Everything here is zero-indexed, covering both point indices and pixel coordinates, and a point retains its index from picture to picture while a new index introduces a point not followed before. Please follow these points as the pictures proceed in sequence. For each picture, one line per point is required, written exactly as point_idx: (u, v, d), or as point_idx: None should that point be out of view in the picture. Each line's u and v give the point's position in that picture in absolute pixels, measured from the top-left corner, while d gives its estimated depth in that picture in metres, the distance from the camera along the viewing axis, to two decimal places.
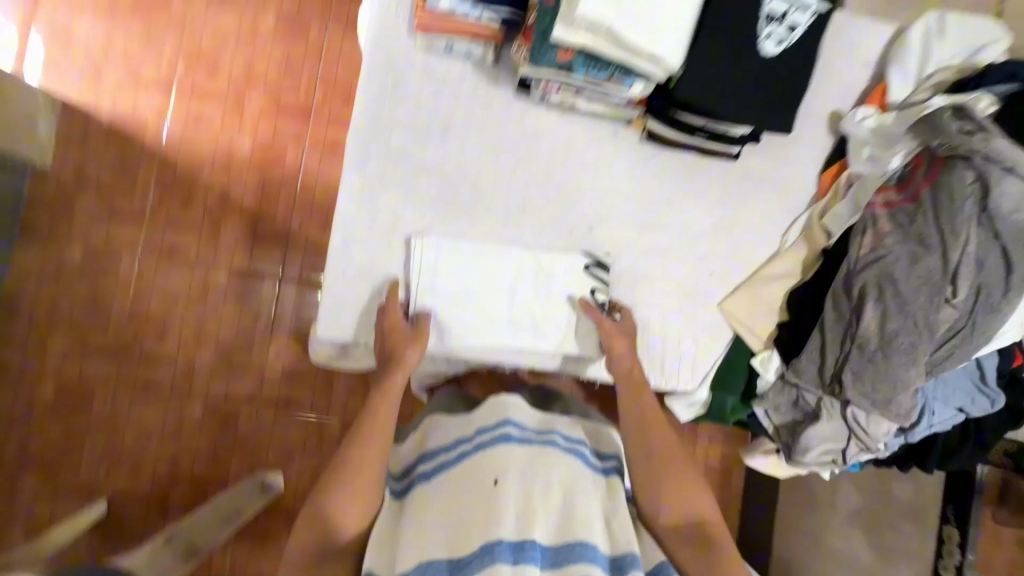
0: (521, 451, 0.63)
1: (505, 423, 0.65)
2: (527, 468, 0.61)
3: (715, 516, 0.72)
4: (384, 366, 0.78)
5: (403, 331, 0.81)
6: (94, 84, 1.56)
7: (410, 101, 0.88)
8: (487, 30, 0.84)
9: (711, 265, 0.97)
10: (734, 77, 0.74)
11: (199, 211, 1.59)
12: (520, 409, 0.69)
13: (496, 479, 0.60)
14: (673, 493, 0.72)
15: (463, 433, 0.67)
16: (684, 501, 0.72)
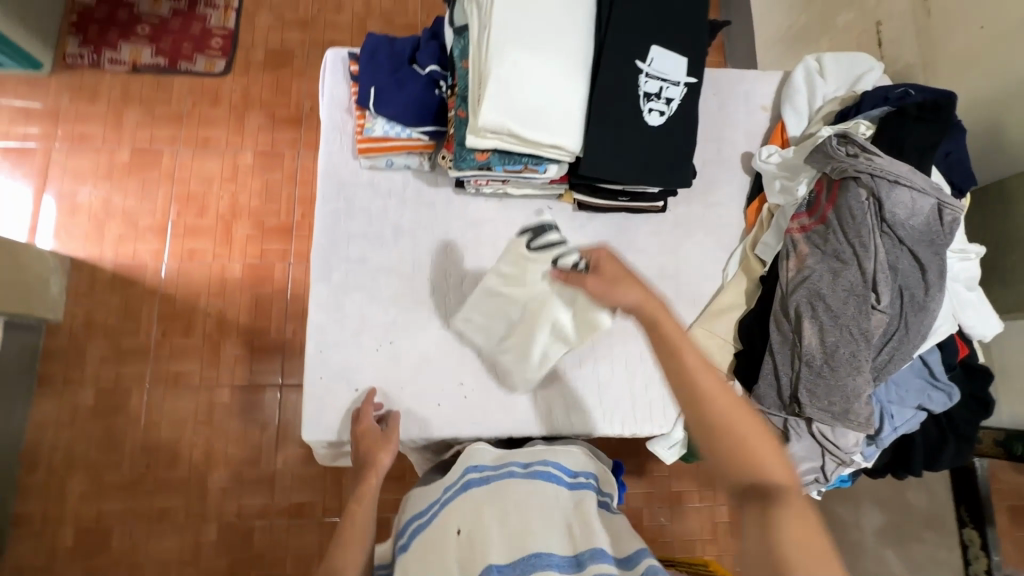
0: (478, 493, 0.78)
1: (467, 470, 0.82)
2: (490, 502, 0.76)
3: (786, 479, 0.58)
4: (359, 464, 0.86)
5: (374, 433, 0.88)
6: (98, 239, 1.73)
7: (363, 215, 1.00)
8: (419, 143, 0.98)
9: (663, 309, 1.04)
10: (630, 148, 0.85)
11: (200, 336, 1.70)
12: (485, 455, 0.84)
13: (458, 527, 0.74)
14: (733, 451, 0.60)
15: (434, 495, 0.82)
16: (745, 461, 0.59)
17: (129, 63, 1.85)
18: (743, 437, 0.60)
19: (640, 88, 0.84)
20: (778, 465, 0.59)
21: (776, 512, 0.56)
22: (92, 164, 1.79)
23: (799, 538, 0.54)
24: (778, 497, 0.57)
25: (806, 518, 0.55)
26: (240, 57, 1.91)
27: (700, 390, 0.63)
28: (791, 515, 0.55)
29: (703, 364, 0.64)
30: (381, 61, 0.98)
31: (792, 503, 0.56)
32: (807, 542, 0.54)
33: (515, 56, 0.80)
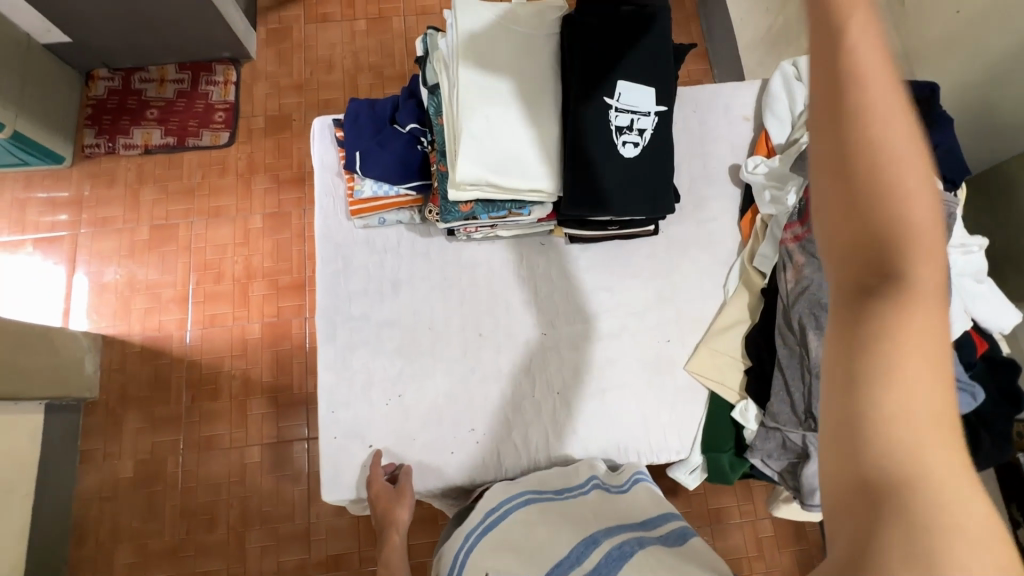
0: (506, 526, 0.81)
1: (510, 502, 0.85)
2: (519, 529, 0.80)
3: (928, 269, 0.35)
4: (379, 522, 0.88)
5: (387, 491, 0.89)
6: (126, 315, 1.82)
7: (361, 273, 1.04)
8: (407, 198, 1.01)
9: (668, 331, 1.03)
10: (607, 182, 0.86)
11: (228, 398, 1.75)
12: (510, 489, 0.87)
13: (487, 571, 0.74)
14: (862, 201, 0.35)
15: (454, 552, 0.80)
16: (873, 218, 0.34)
17: (141, 146, 1.96)
18: (897, 207, 0.34)
19: (611, 122, 0.86)
20: (940, 255, 0.35)
21: (901, 335, 0.35)
22: (115, 244, 1.89)
23: (924, 377, 0.35)
24: (914, 307, 0.34)
25: (939, 344, 0.35)
26: (243, 126, 2.01)
27: (852, 115, 0.34)
28: (919, 335, 0.35)
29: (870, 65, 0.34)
30: (364, 124, 1.02)
31: (934, 318, 0.35)
32: (926, 379, 0.35)
33: (486, 111, 0.83)
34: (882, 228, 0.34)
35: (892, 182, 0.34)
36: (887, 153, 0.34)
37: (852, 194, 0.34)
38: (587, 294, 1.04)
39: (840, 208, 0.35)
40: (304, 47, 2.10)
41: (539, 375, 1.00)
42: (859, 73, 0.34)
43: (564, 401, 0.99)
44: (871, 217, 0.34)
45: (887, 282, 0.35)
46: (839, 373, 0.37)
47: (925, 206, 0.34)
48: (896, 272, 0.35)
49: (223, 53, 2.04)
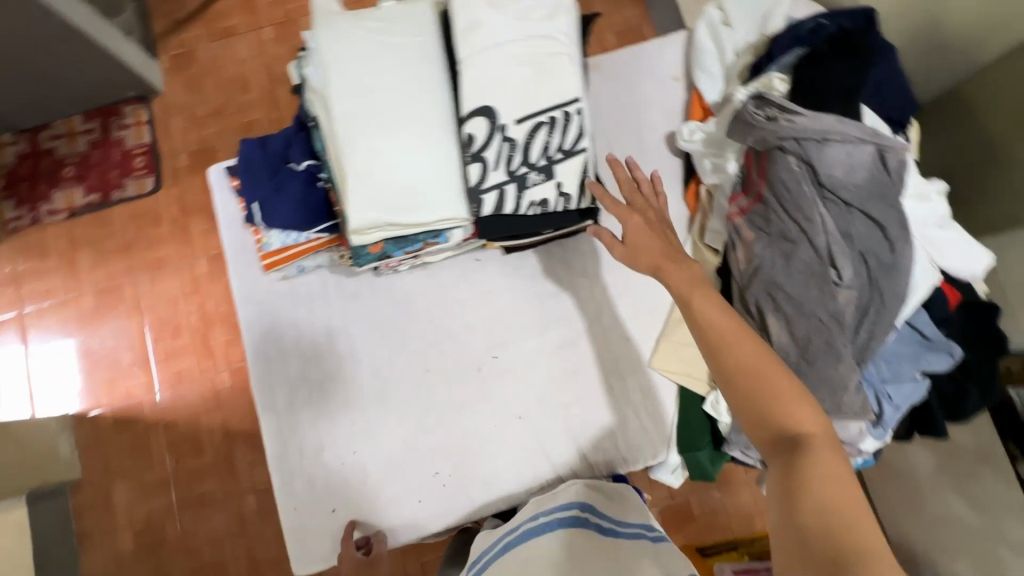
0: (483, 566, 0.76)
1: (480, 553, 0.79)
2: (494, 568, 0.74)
3: (813, 424, 0.59)
4: None
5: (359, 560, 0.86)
6: (91, 388, 1.76)
7: (291, 329, 0.96)
8: (321, 241, 0.93)
9: (625, 329, 0.96)
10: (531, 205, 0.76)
11: (211, 452, 1.71)
12: (485, 541, 0.81)
13: None
14: (756, 387, 0.61)
15: None
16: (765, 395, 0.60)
17: (65, 210, 1.85)
18: (774, 390, 0.61)
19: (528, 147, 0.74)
20: (806, 411, 0.59)
21: (808, 461, 0.55)
22: (61, 317, 1.80)
23: (833, 489, 0.53)
24: (802, 445, 0.57)
25: (837, 466, 0.55)
26: (167, 167, 1.89)
27: (722, 338, 0.65)
28: (817, 462, 0.55)
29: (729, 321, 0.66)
30: (258, 168, 0.92)
31: (822, 451, 0.56)
32: (836, 492, 0.53)
33: (367, 142, 0.73)
34: (760, 397, 0.61)
35: (755, 372, 0.62)
36: (745, 357, 0.63)
37: (733, 382, 0.63)
38: (534, 306, 0.97)
39: (736, 391, 0.63)
40: (213, 68, 1.94)
41: (497, 403, 0.94)
42: (726, 326, 0.66)
43: (528, 425, 0.94)
44: (754, 391, 0.61)
45: (780, 431, 0.59)
46: (774, 492, 0.56)
47: (785, 387, 0.61)
48: (782, 423, 0.59)
49: (128, 92, 1.89)
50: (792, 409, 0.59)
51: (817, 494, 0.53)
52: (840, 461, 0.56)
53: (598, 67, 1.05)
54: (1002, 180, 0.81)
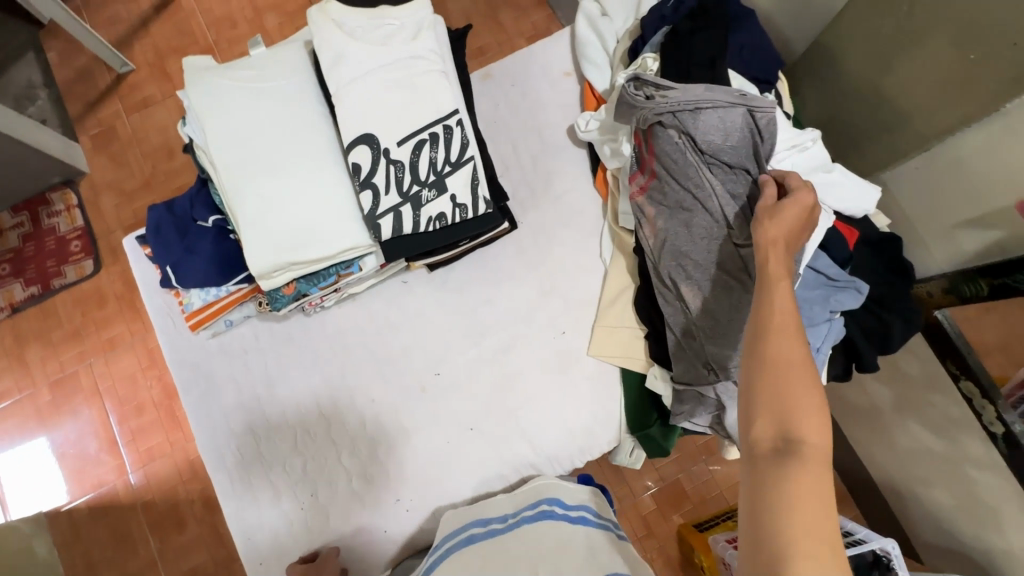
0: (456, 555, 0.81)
1: (446, 538, 0.85)
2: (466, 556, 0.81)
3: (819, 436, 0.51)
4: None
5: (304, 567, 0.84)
6: (61, 483, 1.70)
7: (229, 384, 0.95)
8: (243, 291, 0.93)
9: (560, 323, 0.97)
10: (431, 220, 0.77)
11: (195, 523, 1.67)
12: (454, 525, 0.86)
13: None
14: (768, 380, 0.55)
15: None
16: (775, 391, 0.54)
17: (7, 307, 1.81)
18: (792, 390, 0.53)
19: (414, 164, 0.75)
20: (819, 422, 0.52)
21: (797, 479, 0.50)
22: (18, 417, 1.74)
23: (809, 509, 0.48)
24: (796, 457, 0.51)
25: (823, 488, 0.49)
26: (105, 246, 1.86)
27: (766, 324, 0.58)
28: (806, 477, 0.50)
29: (782, 306, 0.58)
30: (168, 231, 0.92)
31: (817, 467, 0.50)
32: (812, 514, 0.48)
33: (255, 188, 0.73)
34: (772, 397, 0.54)
35: (781, 368, 0.54)
36: (781, 351, 0.55)
37: (756, 369, 0.56)
38: (468, 317, 0.98)
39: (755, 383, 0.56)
40: (136, 141, 1.94)
41: (446, 420, 0.94)
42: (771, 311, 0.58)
43: (480, 435, 0.94)
44: (770, 387, 0.54)
45: (781, 434, 0.52)
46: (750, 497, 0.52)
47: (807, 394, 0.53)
48: (786, 426, 0.52)
49: (53, 179, 1.87)
50: (802, 416, 0.52)
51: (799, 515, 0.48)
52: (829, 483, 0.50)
53: (492, 76, 1.07)
54: (878, 117, 0.84)
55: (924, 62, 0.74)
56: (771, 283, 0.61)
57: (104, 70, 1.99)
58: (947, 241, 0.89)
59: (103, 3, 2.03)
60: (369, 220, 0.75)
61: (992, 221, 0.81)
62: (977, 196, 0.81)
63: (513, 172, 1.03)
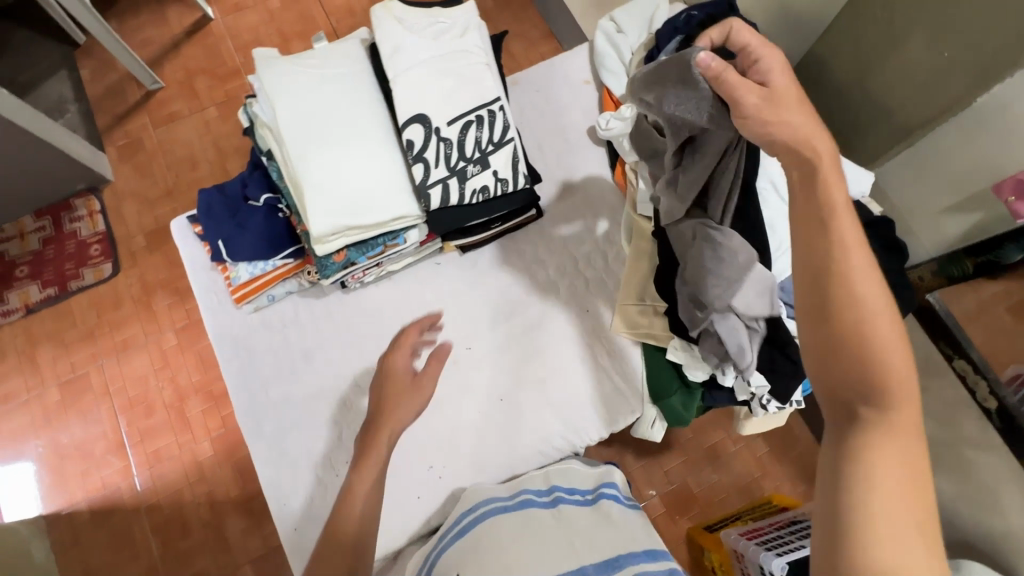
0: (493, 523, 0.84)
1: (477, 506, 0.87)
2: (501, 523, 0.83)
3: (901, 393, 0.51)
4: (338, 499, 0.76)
5: (401, 376, 0.87)
6: (62, 485, 1.67)
7: (268, 356, 1.00)
8: (287, 267, 0.99)
9: (584, 302, 1.04)
10: (476, 193, 0.85)
11: (198, 528, 1.64)
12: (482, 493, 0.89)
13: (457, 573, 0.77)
14: (853, 337, 0.52)
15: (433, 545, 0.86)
16: (857, 349, 0.52)
17: (21, 307, 1.82)
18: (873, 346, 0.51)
19: (461, 141, 0.84)
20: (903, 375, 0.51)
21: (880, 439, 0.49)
22: (24, 417, 1.73)
23: (897, 471, 0.47)
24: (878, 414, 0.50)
25: (902, 445, 0.49)
26: (124, 250, 1.91)
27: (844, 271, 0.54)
28: (887, 435, 0.49)
29: (861, 253, 0.54)
30: (218, 210, 0.99)
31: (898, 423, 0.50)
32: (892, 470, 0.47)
33: (315, 159, 0.81)
34: (856, 353, 0.52)
35: (866, 322, 0.52)
36: (868, 300, 0.53)
37: (838, 321, 0.53)
38: (497, 296, 1.04)
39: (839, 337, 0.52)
40: (161, 152, 2.02)
41: (477, 390, 0.99)
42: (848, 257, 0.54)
43: (510, 406, 0.98)
44: (853, 340, 0.52)
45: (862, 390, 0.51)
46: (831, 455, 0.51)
47: (888, 351, 0.51)
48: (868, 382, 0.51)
49: (78, 185, 1.93)
50: (885, 375, 0.51)
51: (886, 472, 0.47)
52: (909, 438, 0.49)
53: (519, 83, 1.18)
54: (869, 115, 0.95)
55: (905, 62, 0.85)
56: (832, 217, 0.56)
57: (135, 86, 2.10)
58: (934, 228, 0.98)
59: (138, 26, 2.16)
60: (421, 190, 0.83)
61: (971, 206, 0.90)
62: (955, 183, 0.91)
63: (537, 166, 1.12)
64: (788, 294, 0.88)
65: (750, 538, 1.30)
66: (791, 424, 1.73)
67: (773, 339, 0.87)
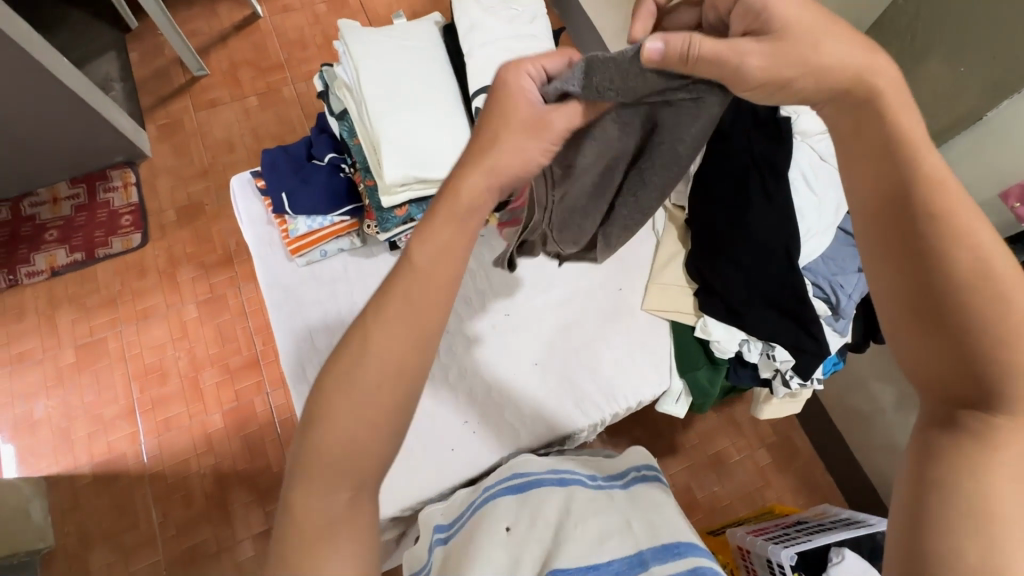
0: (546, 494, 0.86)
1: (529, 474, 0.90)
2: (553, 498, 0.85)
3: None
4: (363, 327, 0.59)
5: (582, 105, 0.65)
6: (68, 448, 1.66)
7: (316, 308, 1.03)
8: (343, 224, 1.05)
9: (618, 281, 1.10)
10: None
11: (201, 500, 1.63)
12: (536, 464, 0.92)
13: (508, 527, 0.81)
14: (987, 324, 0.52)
15: (476, 495, 0.89)
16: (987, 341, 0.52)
17: (46, 270, 1.85)
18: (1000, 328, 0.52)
19: None
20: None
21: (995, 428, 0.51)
22: (38, 376, 1.73)
23: (1008, 470, 0.49)
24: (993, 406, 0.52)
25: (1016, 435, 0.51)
26: (154, 223, 1.95)
27: (965, 245, 0.53)
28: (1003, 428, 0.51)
29: (989, 238, 0.53)
30: (283, 167, 1.05)
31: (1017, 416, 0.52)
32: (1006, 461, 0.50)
33: (390, 116, 0.88)
34: (981, 340, 0.52)
35: (993, 300, 0.52)
36: (1004, 282, 0.52)
37: (962, 301, 0.52)
38: (537, 269, 1.10)
39: (969, 321, 0.52)
40: (200, 134, 2.10)
41: (513, 354, 1.04)
42: (972, 235, 0.53)
43: (544, 371, 1.03)
44: (986, 325, 0.52)
45: (977, 379, 0.52)
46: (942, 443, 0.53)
47: (1010, 337, 0.51)
48: (986, 372, 0.52)
49: (116, 157, 1.99)
50: (1014, 359, 0.51)
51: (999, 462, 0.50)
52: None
53: None
54: None
55: (926, 78, 0.96)
56: (936, 183, 0.54)
57: (180, 71, 2.19)
58: None
59: (189, 17, 2.27)
60: None
61: (979, 213, 0.99)
62: (968, 192, 1.00)
63: None
64: (815, 276, 0.96)
65: (756, 535, 1.33)
66: (793, 438, 1.78)
67: (800, 317, 0.93)
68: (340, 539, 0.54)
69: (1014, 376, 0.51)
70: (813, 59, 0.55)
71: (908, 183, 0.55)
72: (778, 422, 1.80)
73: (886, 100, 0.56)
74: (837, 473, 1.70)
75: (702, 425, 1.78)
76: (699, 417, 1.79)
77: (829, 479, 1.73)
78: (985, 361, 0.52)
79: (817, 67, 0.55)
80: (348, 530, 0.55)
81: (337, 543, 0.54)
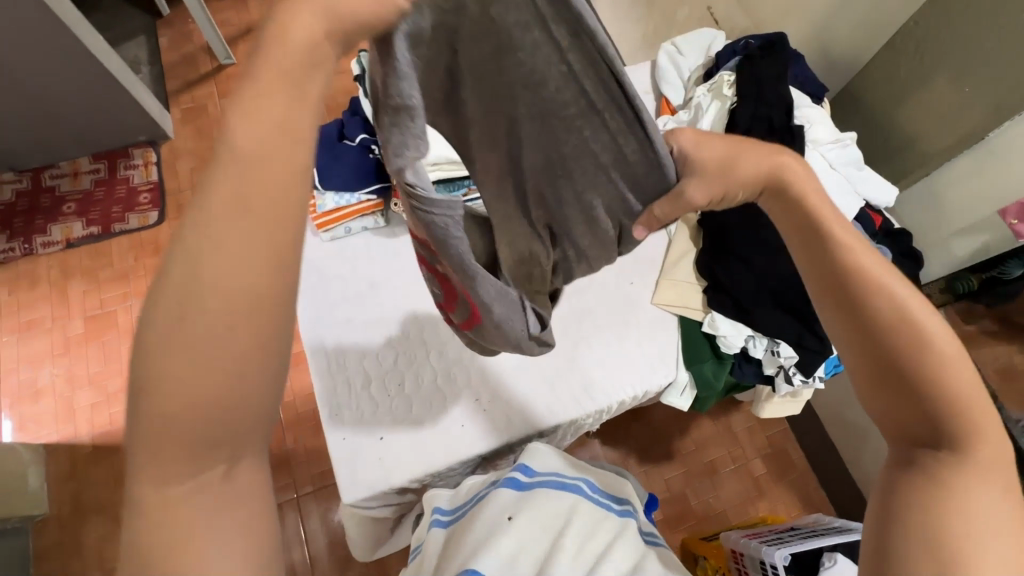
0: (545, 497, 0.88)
1: (527, 470, 0.93)
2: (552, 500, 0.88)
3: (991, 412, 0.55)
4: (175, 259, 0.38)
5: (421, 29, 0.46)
6: (69, 417, 1.67)
7: (336, 281, 1.07)
8: (369, 203, 1.08)
9: (629, 274, 1.13)
10: None
11: None
12: (538, 462, 0.95)
13: (510, 515, 0.84)
14: (929, 367, 0.54)
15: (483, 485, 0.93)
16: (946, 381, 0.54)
17: (62, 241, 1.87)
18: (937, 366, 0.54)
19: None
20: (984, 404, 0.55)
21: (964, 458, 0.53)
22: (46, 345, 1.75)
23: (973, 499, 0.51)
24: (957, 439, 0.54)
25: (987, 466, 0.53)
26: (171, 202, 1.98)
27: (870, 296, 0.58)
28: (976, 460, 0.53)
29: (911, 293, 0.57)
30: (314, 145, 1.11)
31: (989, 454, 0.54)
32: (979, 484, 0.52)
33: None
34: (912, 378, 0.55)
35: (918, 341, 0.55)
36: (932, 330, 0.55)
37: (890, 341, 0.56)
38: None
39: (906, 358, 0.55)
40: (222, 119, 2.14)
41: None
42: (893, 291, 0.57)
43: (552, 354, 1.05)
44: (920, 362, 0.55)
45: (926, 416, 0.55)
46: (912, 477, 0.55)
47: (941, 374, 0.54)
48: (928, 409, 0.55)
49: (139, 136, 2.03)
50: (956, 399, 0.54)
51: (973, 488, 0.52)
52: (997, 467, 0.53)
53: None
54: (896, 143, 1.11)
55: (932, 97, 1.01)
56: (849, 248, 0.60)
57: (208, 58, 2.24)
58: (944, 250, 1.12)
59: (220, 8, 2.33)
60: None
61: (979, 229, 1.04)
62: (968, 209, 1.04)
63: None
64: None
65: (750, 538, 1.35)
66: (788, 450, 1.80)
67: (806, 315, 0.98)
68: (220, 522, 0.40)
69: (959, 415, 0.54)
70: (734, 172, 0.65)
71: (833, 255, 0.60)
72: (774, 434, 1.82)
73: (802, 191, 0.64)
74: (830, 487, 1.73)
75: (699, 433, 1.80)
76: (697, 424, 1.81)
77: (821, 492, 1.75)
78: (923, 403, 0.55)
79: (741, 176, 0.65)
80: (237, 510, 0.41)
81: (223, 525, 0.40)
